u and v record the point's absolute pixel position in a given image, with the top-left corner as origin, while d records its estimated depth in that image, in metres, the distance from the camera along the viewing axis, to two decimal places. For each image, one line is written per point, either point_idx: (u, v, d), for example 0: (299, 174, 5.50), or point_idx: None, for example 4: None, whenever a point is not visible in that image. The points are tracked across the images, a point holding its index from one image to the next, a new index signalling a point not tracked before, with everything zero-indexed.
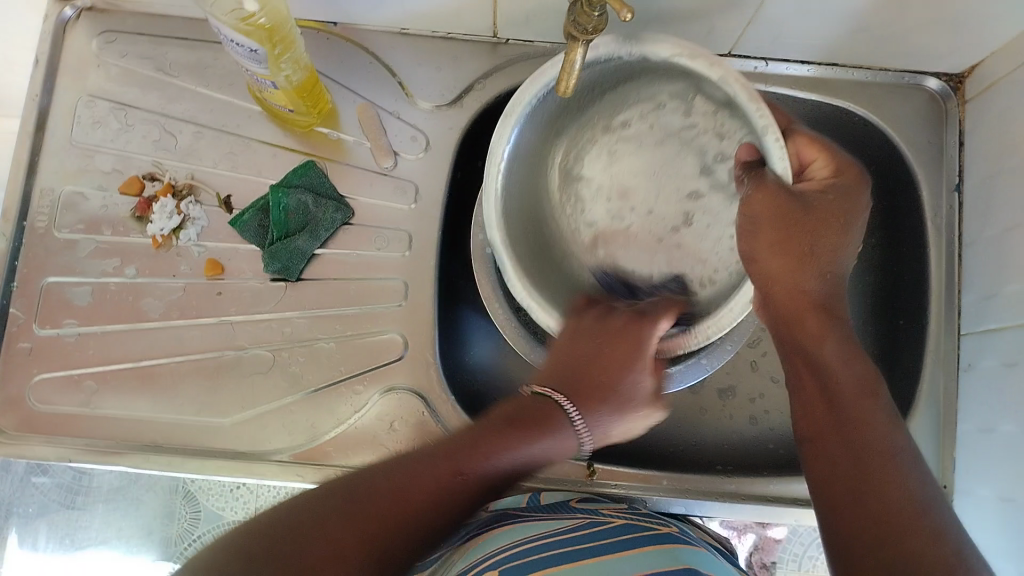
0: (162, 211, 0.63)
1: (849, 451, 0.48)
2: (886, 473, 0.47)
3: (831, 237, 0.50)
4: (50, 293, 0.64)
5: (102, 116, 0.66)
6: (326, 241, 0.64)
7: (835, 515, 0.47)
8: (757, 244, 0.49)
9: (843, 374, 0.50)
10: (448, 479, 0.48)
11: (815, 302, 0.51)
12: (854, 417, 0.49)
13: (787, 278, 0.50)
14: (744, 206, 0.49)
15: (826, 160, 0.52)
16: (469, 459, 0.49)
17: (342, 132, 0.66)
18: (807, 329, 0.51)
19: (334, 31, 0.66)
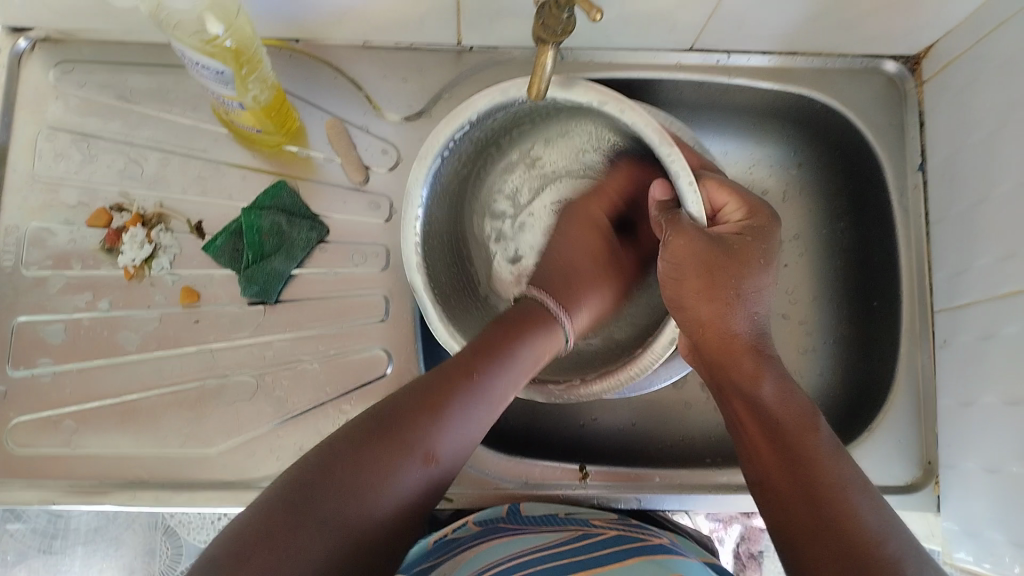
0: (132, 241, 0.62)
1: (799, 491, 0.47)
2: (839, 505, 0.45)
3: (751, 277, 0.52)
4: (23, 333, 0.62)
5: (64, 148, 0.65)
6: (302, 261, 0.63)
7: (795, 554, 0.46)
8: (683, 291, 0.52)
9: (783, 413, 0.50)
10: (439, 415, 0.47)
11: (747, 345, 0.53)
12: (800, 452, 0.48)
13: (717, 325, 0.52)
14: (667, 251, 0.51)
15: (737, 204, 0.54)
16: (455, 381, 0.49)
17: (311, 149, 0.65)
18: (743, 370, 0.52)
19: (297, 48, 0.66)
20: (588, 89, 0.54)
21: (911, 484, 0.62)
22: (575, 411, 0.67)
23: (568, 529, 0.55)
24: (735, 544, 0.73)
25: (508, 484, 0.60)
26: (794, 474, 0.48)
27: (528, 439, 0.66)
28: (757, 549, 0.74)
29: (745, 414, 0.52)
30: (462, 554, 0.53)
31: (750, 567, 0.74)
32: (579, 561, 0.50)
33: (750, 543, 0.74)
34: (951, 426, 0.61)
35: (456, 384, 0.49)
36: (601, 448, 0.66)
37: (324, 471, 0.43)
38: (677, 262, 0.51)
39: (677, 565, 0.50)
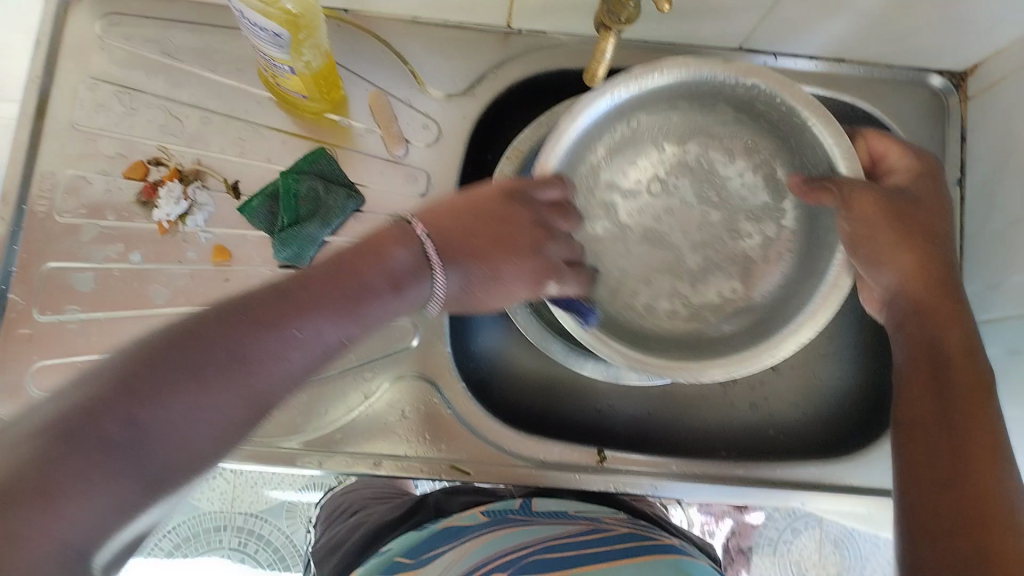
0: (168, 195, 0.62)
1: (947, 440, 0.47)
2: (987, 464, 0.45)
3: (939, 220, 0.54)
4: (52, 279, 0.62)
5: (105, 99, 0.65)
6: (337, 228, 0.63)
7: (922, 502, 0.46)
8: (878, 244, 0.52)
9: (958, 360, 0.50)
10: (252, 348, 0.39)
11: (949, 293, 0.52)
12: (961, 408, 0.48)
13: (911, 265, 0.52)
14: (848, 208, 0.52)
15: (899, 155, 0.56)
16: (281, 316, 0.41)
17: (352, 120, 0.65)
18: (940, 316, 0.51)
19: (346, 18, 0.66)
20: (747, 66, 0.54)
21: None
22: (590, 397, 0.67)
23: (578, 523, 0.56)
24: (726, 538, 0.82)
25: (526, 462, 0.60)
26: (941, 414, 0.48)
27: (542, 422, 0.66)
28: (746, 545, 0.82)
29: (920, 349, 0.51)
30: (473, 540, 0.54)
31: (740, 561, 0.82)
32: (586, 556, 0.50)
33: (741, 539, 0.82)
34: None
35: (303, 312, 0.42)
36: (612, 436, 0.66)
37: (132, 394, 0.35)
38: (867, 223, 0.52)
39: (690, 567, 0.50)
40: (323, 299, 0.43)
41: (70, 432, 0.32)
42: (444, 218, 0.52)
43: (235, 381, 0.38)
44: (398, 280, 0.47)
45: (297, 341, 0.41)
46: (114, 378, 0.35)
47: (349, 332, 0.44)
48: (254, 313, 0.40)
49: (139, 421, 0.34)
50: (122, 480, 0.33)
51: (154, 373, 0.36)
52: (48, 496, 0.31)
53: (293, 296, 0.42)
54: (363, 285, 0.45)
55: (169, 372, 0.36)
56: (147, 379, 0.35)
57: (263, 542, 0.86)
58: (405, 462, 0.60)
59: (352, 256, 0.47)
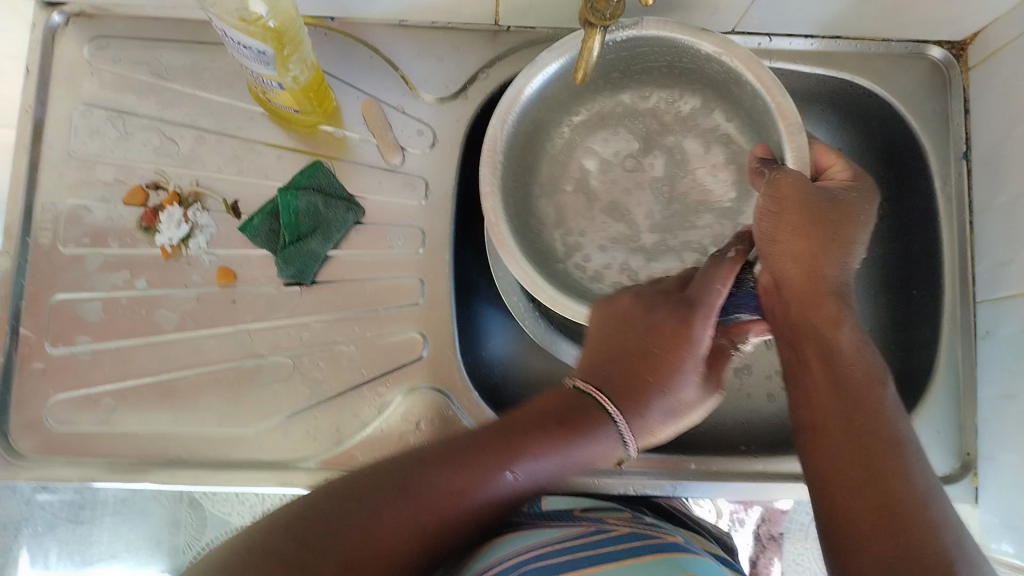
0: (169, 220, 0.62)
1: (854, 444, 0.46)
2: (891, 467, 0.45)
3: (851, 231, 0.50)
4: (61, 311, 0.63)
5: (99, 125, 0.65)
6: (339, 242, 0.63)
7: (829, 495, 0.46)
8: (779, 226, 0.51)
9: (853, 361, 0.49)
10: (425, 483, 0.47)
11: (832, 288, 0.50)
12: (858, 402, 0.48)
13: (806, 261, 0.50)
14: (771, 189, 0.51)
15: (843, 166, 0.53)
16: (471, 475, 0.47)
17: (346, 130, 0.65)
18: (823, 311, 0.50)
19: (333, 26, 0.65)
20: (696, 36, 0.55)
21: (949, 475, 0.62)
22: None
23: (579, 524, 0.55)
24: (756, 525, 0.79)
25: None
26: (849, 417, 0.47)
27: None
28: (778, 531, 0.80)
29: (808, 347, 0.50)
30: (482, 543, 0.54)
31: (772, 549, 0.80)
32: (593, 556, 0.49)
33: (772, 525, 0.80)
34: (991, 417, 0.61)
35: (500, 460, 0.48)
36: None
37: (301, 546, 0.43)
38: (778, 204, 0.51)
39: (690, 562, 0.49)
40: (479, 450, 0.48)
41: (292, 526, 0.44)
42: (593, 362, 0.53)
43: (408, 498, 0.46)
44: (585, 411, 0.51)
45: (502, 467, 0.48)
46: (335, 496, 0.46)
47: (522, 470, 0.49)
48: (439, 457, 0.48)
49: (324, 552, 0.43)
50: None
51: (309, 531, 0.43)
52: None
53: (456, 446, 0.49)
54: (575, 418, 0.51)
55: (330, 536, 0.43)
56: (308, 536, 0.43)
57: None
58: None
59: (530, 415, 0.51)
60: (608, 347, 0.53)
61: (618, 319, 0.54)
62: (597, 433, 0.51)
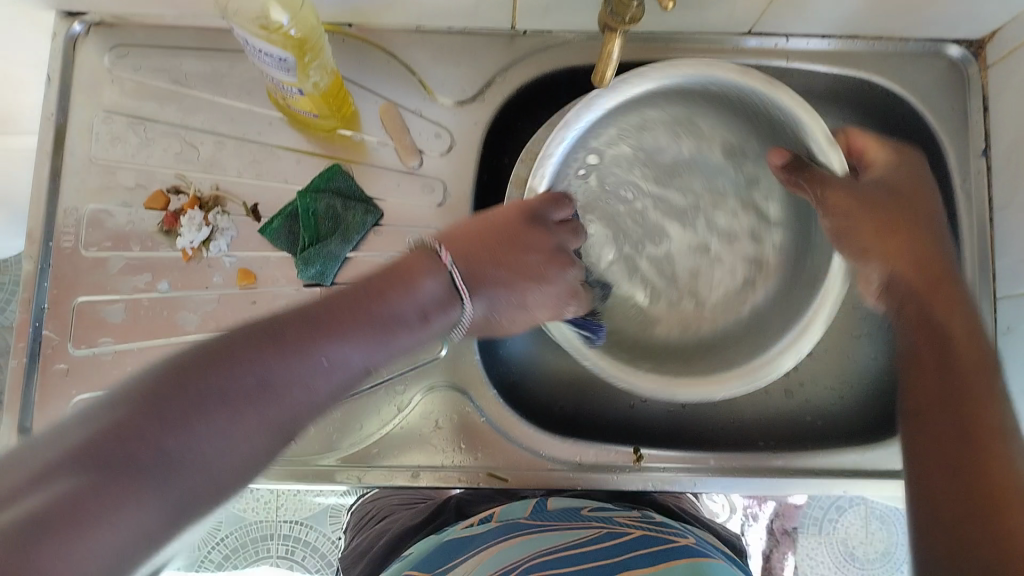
0: (190, 223, 0.63)
1: (957, 429, 0.47)
2: (993, 448, 0.45)
3: (922, 217, 0.57)
4: (84, 312, 0.63)
5: (120, 131, 0.66)
6: (358, 244, 0.64)
7: (934, 483, 0.46)
8: (858, 225, 0.57)
9: (960, 338, 0.51)
10: (296, 355, 0.40)
11: (931, 273, 0.55)
12: (964, 382, 0.49)
13: (901, 256, 0.56)
14: (823, 199, 0.57)
15: (881, 150, 0.59)
16: (306, 338, 0.41)
17: (364, 134, 0.65)
18: (938, 298, 0.54)
19: (350, 32, 0.66)
20: (784, 91, 0.57)
21: None
22: (621, 394, 0.67)
23: (592, 525, 0.56)
24: (770, 520, 0.85)
25: (560, 466, 0.61)
26: (952, 401, 0.48)
27: (576, 422, 0.67)
28: (791, 526, 0.86)
29: (921, 336, 0.52)
30: (493, 546, 0.53)
31: (786, 542, 0.86)
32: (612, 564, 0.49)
33: (785, 520, 0.86)
34: None
35: (331, 335, 0.42)
36: (647, 431, 0.66)
37: (154, 403, 0.34)
38: (843, 213, 0.57)
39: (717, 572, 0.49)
40: (349, 311, 0.44)
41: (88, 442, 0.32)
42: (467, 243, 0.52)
43: (261, 406, 0.38)
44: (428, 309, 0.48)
45: (328, 367, 0.41)
46: (150, 389, 0.35)
47: (376, 360, 0.44)
48: (308, 325, 0.42)
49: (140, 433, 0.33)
50: (151, 499, 0.33)
51: (161, 398, 0.35)
52: (82, 521, 0.30)
53: (334, 307, 0.44)
54: (391, 314, 0.46)
55: (194, 393, 0.36)
56: (177, 390, 0.35)
57: (309, 550, 0.89)
58: (442, 471, 0.60)
59: (381, 282, 0.47)
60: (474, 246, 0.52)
61: (507, 227, 0.53)
62: (446, 311, 0.49)
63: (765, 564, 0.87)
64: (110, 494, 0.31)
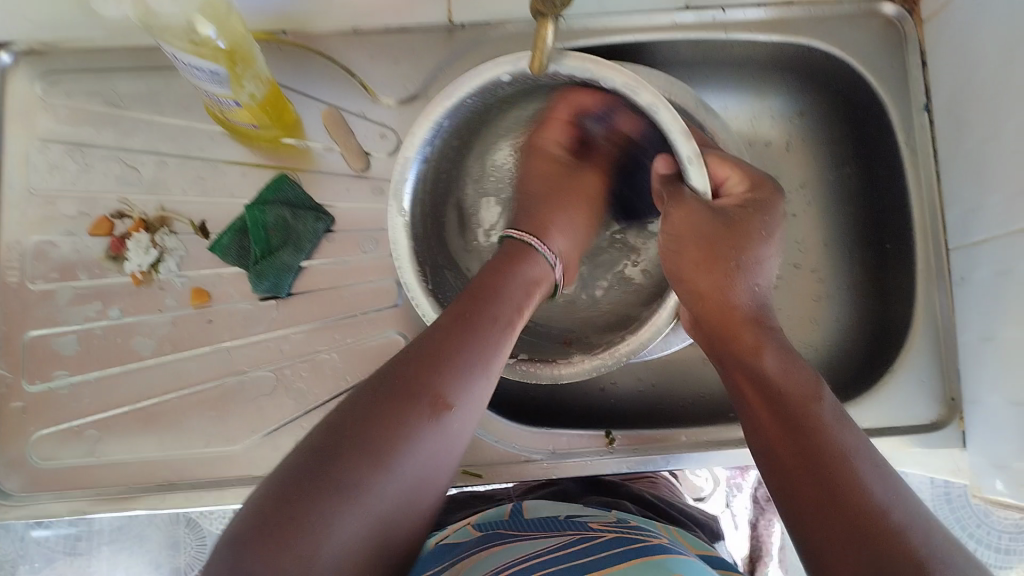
0: (136, 246, 0.62)
1: (807, 469, 0.44)
2: (846, 483, 0.42)
3: (751, 247, 0.53)
4: (36, 347, 0.62)
5: (59, 159, 0.64)
6: (311, 253, 0.63)
7: (807, 536, 0.43)
8: (682, 264, 0.54)
9: (781, 378, 0.48)
10: (464, 332, 0.46)
11: (747, 316, 0.52)
12: (800, 422, 0.46)
13: (717, 294, 0.52)
14: (667, 222, 0.54)
15: (737, 175, 0.55)
16: (459, 323, 0.46)
17: (309, 140, 0.64)
18: (743, 341, 0.51)
19: (285, 40, 0.65)
20: (631, 80, 0.52)
21: (936, 422, 0.62)
22: (592, 377, 0.67)
23: (566, 533, 0.55)
24: (753, 489, 0.86)
25: (536, 457, 0.60)
26: (797, 446, 0.45)
27: (549, 411, 0.66)
28: None
29: (747, 386, 0.50)
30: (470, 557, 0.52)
31: (771, 510, 0.86)
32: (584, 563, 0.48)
33: (768, 488, 0.86)
34: (972, 361, 0.61)
35: (478, 319, 0.47)
36: (623, 413, 0.67)
37: (336, 441, 0.40)
38: (680, 237, 0.53)
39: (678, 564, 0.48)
40: (450, 327, 0.46)
41: (303, 467, 0.39)
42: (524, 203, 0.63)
43: (427, 401, 0.42)
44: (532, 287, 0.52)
45: (471, 333, 0.46)
46: (319, 440, 0.40)
47: (506, 313, 0.48)
48: (408, 365, 0.43)
49: (337, 470, 0.39)
50: (344, 512, 0.38)
51: (333, 443, 0.40)
52: (296, 517, 0.38)
53: (439, 331, 0.46)
54: (479, 324, 0.46)
55: (353, 433, 0.40)
56: (346, 429, 0.40)
57: None
58: None
59: (466, 300, 0.48)
60: (529, 189, 0.64)
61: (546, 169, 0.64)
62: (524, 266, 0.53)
63: (750, 532, 0.87)
64: (299, 517, 0.37)
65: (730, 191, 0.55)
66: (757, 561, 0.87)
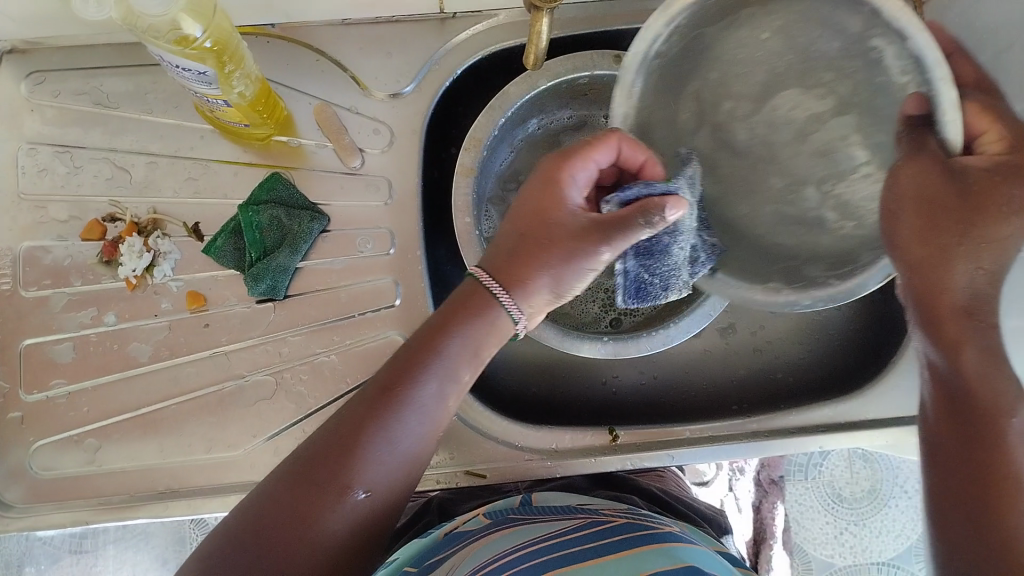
0: (130, 251, 0.61)
1: (971, 481, 0.46)
2: (1004, 505, 0.44)
3: (994, 225, 0.44)
4: (32, 355, 0.61)
5: (46, 162, 0.63)
6: (306, 253, 0.62)
7: (947, 544, 0.46)
8: (897, 228, 0.46)
9: (979, 386, 0.46)
10: (422, 375, 0.48)
11: (960, 303, 0.46)
12: (977, 435, 0.46)
13: (934, 274, 0.46)
14: (892, 178, 0.46)
15: (996, 133, 0.46)
16: (406, 372, 0.48)
17: (301, 137, 0.63)
18: (946, 330, 0.46)
19: (274, 33, 0.63)
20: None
21: None
22: (595, 370, 0.67)
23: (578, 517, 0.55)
24: (758, 471, 0.87)
25: (538, 456, 0.59)
26: (967, 454, 0.46)
27: (549, 407, 0.66)
28: (777, 475, 0.88)
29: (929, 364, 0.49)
30: (476, 542, 0.52)
31: (775, 491, 0.88)
32: (590, 549, 0.49)
33: (772, 470, 0.88)
34: None
35: (439, 354, 0.49)
36: (625, 407, 0.67)
37: (287, 485, 0.45)
38: (903, 194, 0.45)
39: (683, 551, 0.48)
40: (433, 334, 0.49)
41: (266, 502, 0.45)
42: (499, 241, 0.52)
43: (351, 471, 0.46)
44: (481, 342, 0.50)
45: (422, 377, 0.48)
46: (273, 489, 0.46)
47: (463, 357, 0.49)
48: (354, 408, 0.48)
49: (256, 552, 0.43)
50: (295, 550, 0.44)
51: (285, 486, 0.45)
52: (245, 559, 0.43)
53: (413, 350, 0.49)
54: (436, 359, 0.49)
55: (298, 482, 0.45)
56: (300, 472, 0.46)
57: None
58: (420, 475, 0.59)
59: (437, 323, 0.50)
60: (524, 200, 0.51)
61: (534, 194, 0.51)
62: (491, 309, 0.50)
63: (757, 516, 0.87)
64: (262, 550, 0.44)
65: (981, 149, 0.46)
66: (761, 543, 0.87)
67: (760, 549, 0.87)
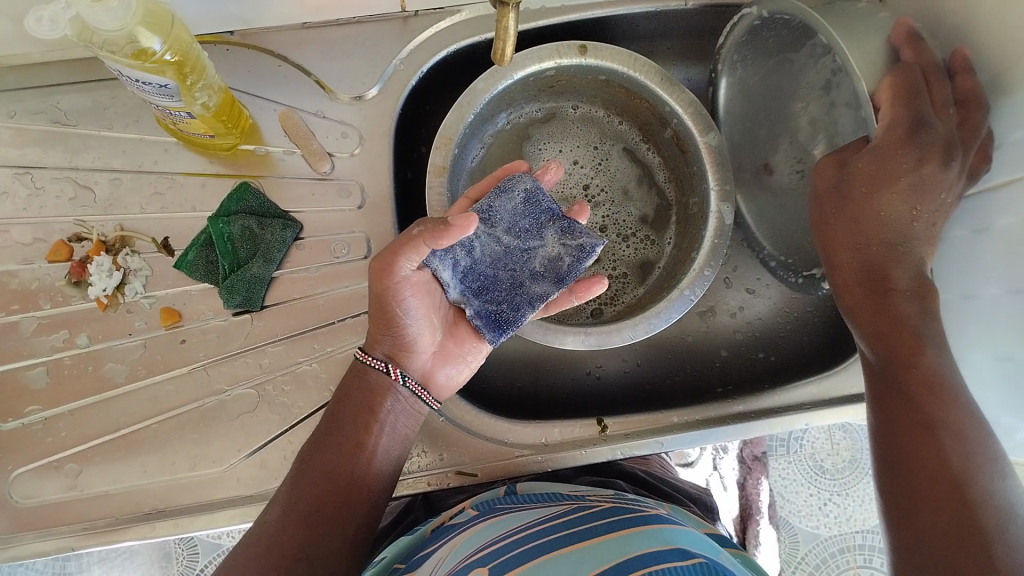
0: (100, 271, 0.59)
1: (891, 426, 0.49)
2: (922, 443, 0.47)
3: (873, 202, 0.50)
4: (4, 382, 0.60)
5: (6, 184, 0.61)
6: (281, 262, 0.61)
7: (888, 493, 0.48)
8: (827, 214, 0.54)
9: (893, 331, 0.50)
10: (346, 428, 0.53)
11: (862, 277, 0.52)
12: (902, 389, 0.49)
13: (844, 258, 0.53)
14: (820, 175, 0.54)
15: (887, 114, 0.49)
16: (334, 428, 0.53)
17: (268, 145, 0.62)
18: (857, 298, 0.53)
19: (233, 40, 0.62)
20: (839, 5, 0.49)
21: None
22: (580, 363, 0.67)
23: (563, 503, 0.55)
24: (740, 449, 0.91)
25: (527, 452, 0.59)
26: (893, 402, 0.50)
27: (534, 401, 0.66)
28: (760, 452, 0.92)
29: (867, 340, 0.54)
30: (461, 534, 0.52)
31: (758, 466, 0.91)
32: (574, 532, 0.49)
33: (755, 447, 0.92)
34: None
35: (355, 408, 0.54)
36: (610, 396, 0.67)
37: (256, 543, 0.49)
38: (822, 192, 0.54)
39: (672, 533, 0.48)
40: (346, 397, 0.54)
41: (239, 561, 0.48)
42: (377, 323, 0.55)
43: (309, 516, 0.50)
44: (376, 400, 0.54)
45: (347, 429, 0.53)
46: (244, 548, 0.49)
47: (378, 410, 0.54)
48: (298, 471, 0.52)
49: None
50: None
51: (255, 544, 0.49)
52: None
53: (331, 415, 0.54)
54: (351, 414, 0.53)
55: (265, 538, 0.49)
56: (265, 529, 0.49)
57: None
58: (411, 477, 0.59)
59: (347, 386, 0.55)
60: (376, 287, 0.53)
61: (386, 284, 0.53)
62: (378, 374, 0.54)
63: (742, 493, 0.91)
64: None
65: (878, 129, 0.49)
66: (747, 519, 0.90)
67: (748, 525, 0.90)
